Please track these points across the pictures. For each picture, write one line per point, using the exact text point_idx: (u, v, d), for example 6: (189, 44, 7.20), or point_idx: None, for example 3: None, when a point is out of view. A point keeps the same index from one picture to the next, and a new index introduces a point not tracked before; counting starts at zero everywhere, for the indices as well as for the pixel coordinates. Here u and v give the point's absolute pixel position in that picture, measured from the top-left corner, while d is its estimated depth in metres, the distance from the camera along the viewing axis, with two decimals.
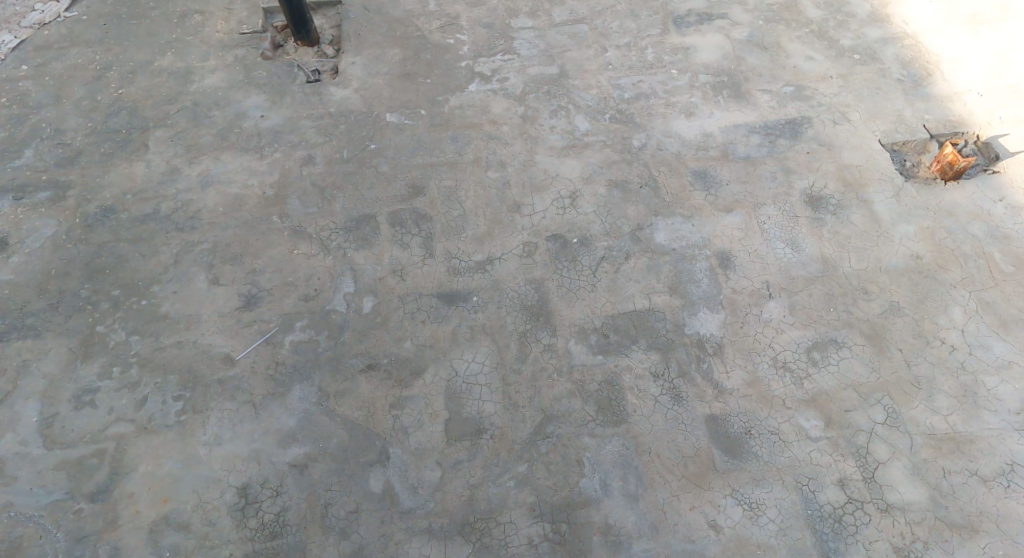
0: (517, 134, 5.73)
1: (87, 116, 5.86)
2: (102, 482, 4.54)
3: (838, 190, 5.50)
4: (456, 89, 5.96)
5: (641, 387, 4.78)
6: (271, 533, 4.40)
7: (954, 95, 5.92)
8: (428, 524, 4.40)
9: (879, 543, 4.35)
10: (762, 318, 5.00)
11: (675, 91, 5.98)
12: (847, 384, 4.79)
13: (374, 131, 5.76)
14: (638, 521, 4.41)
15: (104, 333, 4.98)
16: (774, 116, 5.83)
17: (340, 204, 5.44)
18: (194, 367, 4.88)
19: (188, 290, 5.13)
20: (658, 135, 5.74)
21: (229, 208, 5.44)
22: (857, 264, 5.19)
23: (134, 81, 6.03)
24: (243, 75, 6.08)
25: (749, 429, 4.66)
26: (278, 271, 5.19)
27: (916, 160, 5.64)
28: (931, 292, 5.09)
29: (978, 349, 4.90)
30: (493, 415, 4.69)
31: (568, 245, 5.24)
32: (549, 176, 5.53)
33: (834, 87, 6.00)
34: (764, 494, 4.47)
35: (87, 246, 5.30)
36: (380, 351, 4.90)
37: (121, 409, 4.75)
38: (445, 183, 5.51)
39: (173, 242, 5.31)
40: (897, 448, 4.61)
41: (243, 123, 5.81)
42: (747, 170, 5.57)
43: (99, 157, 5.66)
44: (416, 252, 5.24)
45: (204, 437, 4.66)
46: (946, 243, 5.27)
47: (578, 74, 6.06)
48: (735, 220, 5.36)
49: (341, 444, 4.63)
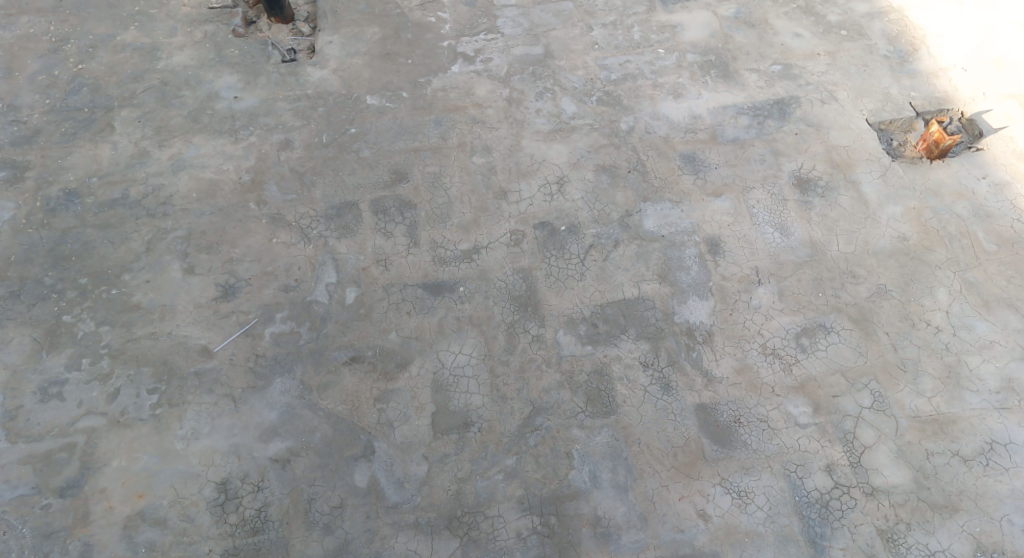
0: (502, 118, 5.58)
1: (45, 93, 5.57)
2: (73, 477, 4.40)
3: (826, 172, 5.43)
4: (438, 70, 5.77)
5: (631, 377, 4.72)
6: (252, 529, 4.30)
7: (940, 71, 5.86)
8: (414, 518, 4.33)
9: (864, 526, 4.36)
10: (751, 304, 4.95)
11: (663, 71, 5.85)
12: (835, 369, 4.77)
13: (354, 114, 5.56)
14: (627, 512, 4.38)
15: (71, 323, 4.79)
16: (763, 97, 5.73)
17: (320, 191, 5.26)
18: (169, 360, 4.72)
19: (161, 280, 4.95)
20: (645, 117, 5.62)
21: (203, 193, 5.23)
22: (845, 247, 5.15)
23: (95, 56, 5.74)
24: (214, 52, 5.81)
25: (738, 417, 4.63)
26: (256, 260, 5.02)
27: (903, 139, 5.61)
28: (917, 274, 5.07)
29: (962, 330, 4.90)
30: (480, 408, 4.61)
31: (555, 233, 5.13)
32: (536, 161, 5.40)
33: (822, 65, 5.90)
34: (752, 482, 4.46)
35: (50, 230, 5.07)
36: (364, 343, 4.77)
37: (92, 402, 4.58)
38: (429, 169, 5.35)
39: (144, 229, 5.10)
40: (883, 431, 4.61)
41: (215, 104, 5.58)
42: (735, 152, 5.49)
43: (61, 137, 5.40)
44: (400, 240, 5.10)
45: (180, 431, 4.52)
46: (932, 224, 5.24)
47: (563, 54, 5.90)
48: (724, 204, 5.28)
49: (324, 438, 4.52)
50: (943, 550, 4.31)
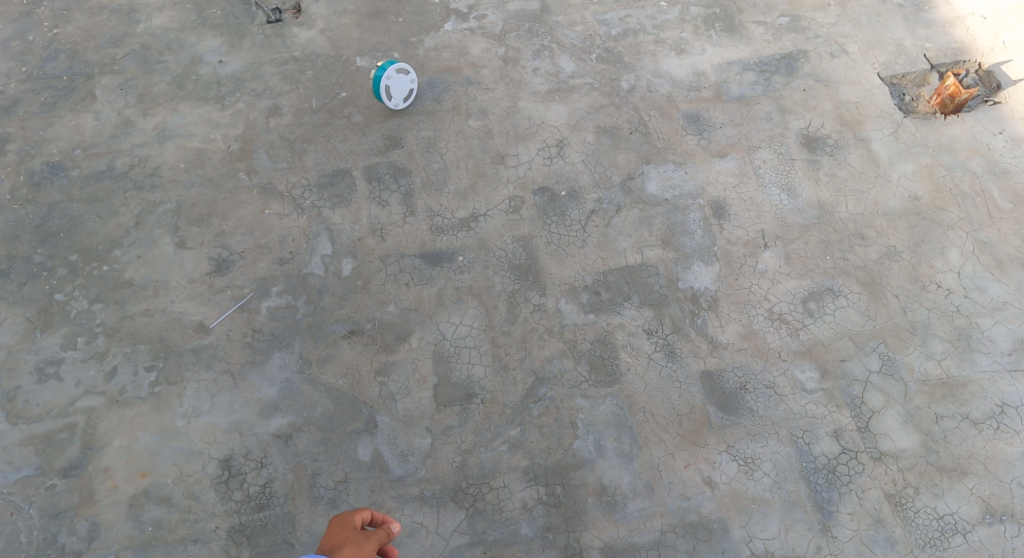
0: (498, 78, 5.37)
1: (19, 60, 5.35)
2: (74, 457, 4.35)
3: (835, 129, 5.25)
4: (431, 29, 5.54)
5: (635, 345, 4.63)
6: (258, 505, 4.28)
7: (956, 20, 5.62)
8: (419, 491, 4.30)
9: (872, 491, 4.33)
10: (757, 269, 4.84)
11: (665, 25, 5.62)
12: (843, 334, 4.68)
13: (345, 78, 5.35)
14: (633, 481, 4.34)
15: (64, 301, 4.69)
16: (769, 51, 5.51)
17: (312, 159, 5.10)
18: (165, 337, 4.63)
19: (153, 255, 4.83)
20: (648, 75, 5.42)
21: (192, 164, 5.07)
22: (854, 208, 5.01)
23: (69, 20, 5.51)
24: (195, 14, 5.57)
25: (744, 384, 4.56)
26: (249, 232, 4.89)
27: (916, 94, 5.38)
28: (928, 235, 4.93)
29: (974, 292, 4.79)
30: (483, 379, 4.54)
31: (556, 199, 4.99)
32: (534, 123, 5.22)
33: (831, 16, 5.66)
34: (759, 449, 4.41)
35: (36, 206, 4.93)
36: (363, 316, 4.68)
37: (89, 381, 4.51)
38: (424, 133, 5.18)
39: (133, 203, 4.96)
40: (892, 396, 4.54)
41: (199, 69, 5.37)
42: (741, 111, 5.30)
43: (39, 108, 5.21)
44: (396, 209, 4.96)
45: (180, 409, 4.47)
46: (945, 182, 5.08)
47: (561, 10, 5.66)
48: (729, 165, 5.12)
49: (326, 413, 4.46)
50: (951, 513, 4.29)
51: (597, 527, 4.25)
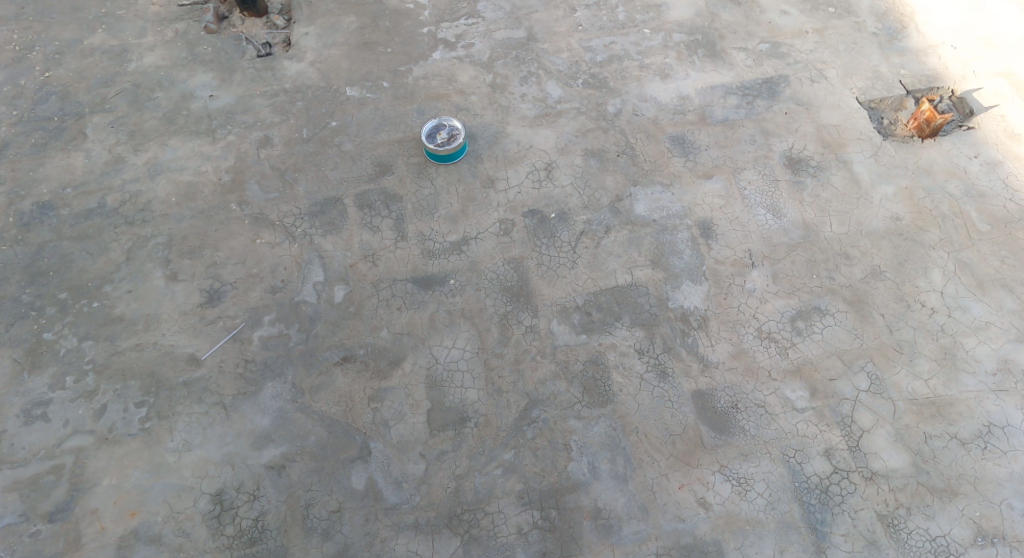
0: (487, 104, 5.47)
1: (11, 104, 5.40)
2: (60, 500, 4.27)
3: (818, 151, 5.36)
4: (419, 58, 5.65)
5: (627, 365, 4.65)
6: (250, 539, 4.21)
7: (929, 48, 5.78)
8: (414, 519, 4.25)
9: (864, 512, 4.32)
10: (745, 288, 4.89)
11: (649, 52, 5.75)
12: (831, 352, 4.72)
13: (335, 107, 5.43)
14: (627, 503, 4.32)
15: (52, 340, 4.66)
16: (751, 76, 5.64)
17: (303, 187, 5.14)
18: (156, 371, 4.60)
19: (144, 289, 4.82)
20: (633, 99, 5.52)
21: (183, 198, 5.10)
22: (838, 228, 5.09)
23: (61, 62, 5.58)
24: (186, 50, 5.65)
25: (735, 403, 4.57)
26: (241, 262, 4.90)
27: (894, 118, 5.51)
28: (911, 255, 5.01)
29: (957, 311, 4.84)
30: (476, 402, 4.53)
31: (545, 221, 5.04)
32: (522, 148, 5.30)
33: (810, 43, 5.82)
34: (751, 469, 4.41)
35: (25, 246, 4.93)
36: (355, 342, 4.68)
37: (78, 420, 4.46)
38: (413, 160, 5.25)
39: (124, 238, 4.97)
40: (881, 414, 4.56)
41: (190, 104, 5.43)
42: (725, 133, 5.40)
43: (29, 150, 5.24)
44: (388, 234, 4.99)
45: (171, 444, 4.41)
46: (925, 204, 5.17)
47: (547, 38, 5.79)
48: (715, 186, 5.20)
49: (320, 441, 4.43)
50: (943, 534, 4.26)
51: (592, 551, 4.20)
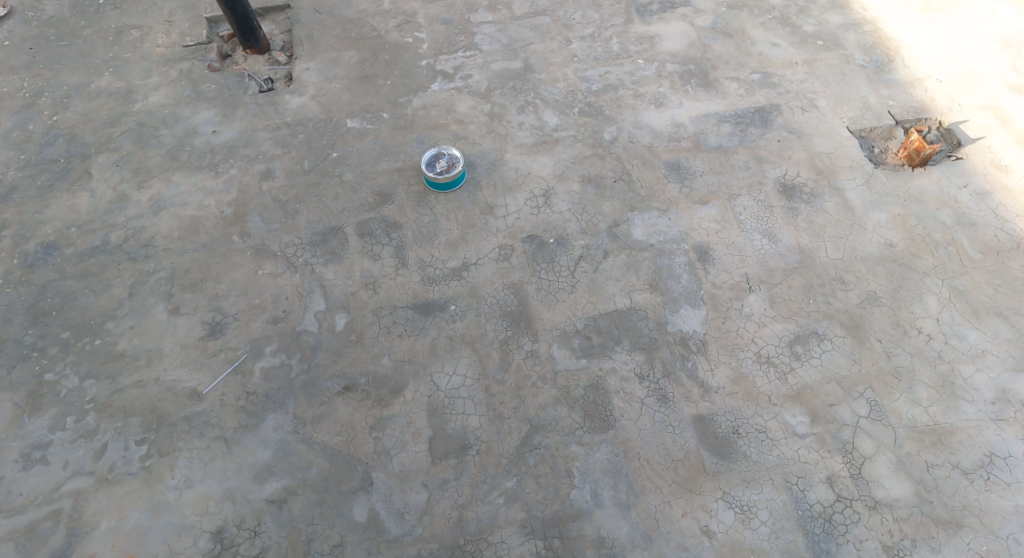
0: (485, 133, 5.57)
1: (19, 148, 5.49)
2: (56, 547, 4.21)
3: (811, 178, 5.45)
4: (419, 89, 5.78)
5: (628, 390, 4.65)
6: None
7: (915, 81, 5.93)
8: (417, 550, 4.20)
9: (869, 542, 4.28)
10: (743, 312, 4.92)
11: (644, 81, 5.89)
12: (830, 377, 4.73)
13: (336, 138, 5.53)
14: (631, 531, 4.27)
15: (52, 382, 4.65)
16: (743, 104, 5.78)
17: (304, 218, 5.20)
18: (157, 407, 4.58)
19: (146, 324, 4.83)
20: (629, 127, 5.64)
21: (186, 232, 5.14)
22: (834, 253, 5.15)
23: (69, 106, 5.69)
24: (190, 89, 5.77)
25: (737, 428, 4.56)
26: (243, 293, 4.93)
27: (884, 146, 5.64)
28: (906, 281, 5.06)
29: (953, 338, 4.86)
30: (478, 429, 4.51)
31: (545, 246, 5.10)
32: (521, 174, 5.38)
33: (800, 73, 5.97)
34: (755, 496, 4.38)
35: (28, 287, 4.96)
36: (357, 370, 4.68)
37: (77, 462, 4.42)
38: (413, 189, 5.32)
39: (126, 274, 5.00)
40: (882, 441, 4.55)
41: (194, 140, 5.52)
42: (720, 160, 5.50)
43: (35, 192, 5.30)
44: (388, 262, 5.03)
45: (171, 481, 4.37)
46: (917, 231, 5.25)
47: (543, 68, 5.93)
48: (711, 212, 5.27)
49: (321, 473, 4.39)
50: None
51: None
